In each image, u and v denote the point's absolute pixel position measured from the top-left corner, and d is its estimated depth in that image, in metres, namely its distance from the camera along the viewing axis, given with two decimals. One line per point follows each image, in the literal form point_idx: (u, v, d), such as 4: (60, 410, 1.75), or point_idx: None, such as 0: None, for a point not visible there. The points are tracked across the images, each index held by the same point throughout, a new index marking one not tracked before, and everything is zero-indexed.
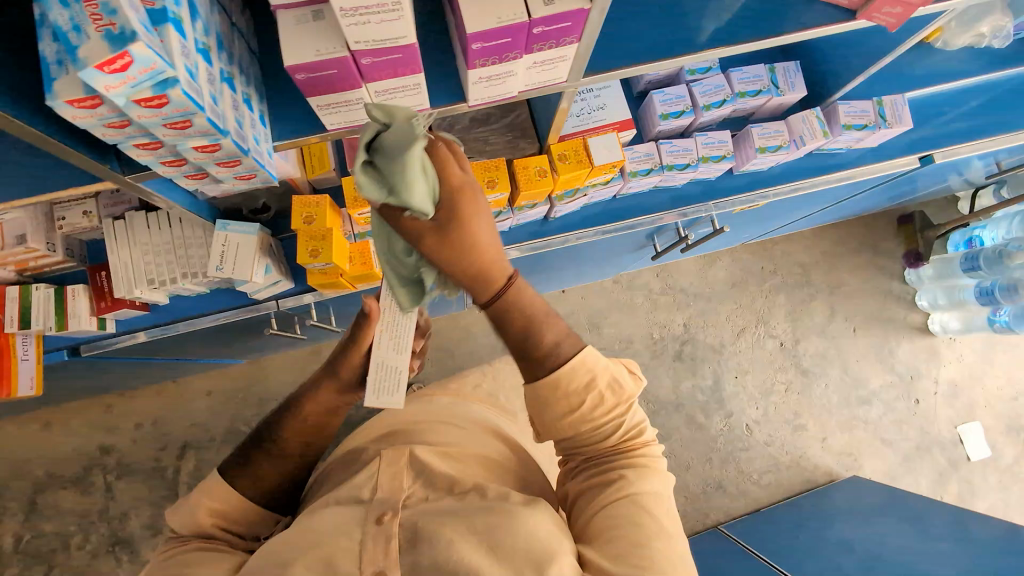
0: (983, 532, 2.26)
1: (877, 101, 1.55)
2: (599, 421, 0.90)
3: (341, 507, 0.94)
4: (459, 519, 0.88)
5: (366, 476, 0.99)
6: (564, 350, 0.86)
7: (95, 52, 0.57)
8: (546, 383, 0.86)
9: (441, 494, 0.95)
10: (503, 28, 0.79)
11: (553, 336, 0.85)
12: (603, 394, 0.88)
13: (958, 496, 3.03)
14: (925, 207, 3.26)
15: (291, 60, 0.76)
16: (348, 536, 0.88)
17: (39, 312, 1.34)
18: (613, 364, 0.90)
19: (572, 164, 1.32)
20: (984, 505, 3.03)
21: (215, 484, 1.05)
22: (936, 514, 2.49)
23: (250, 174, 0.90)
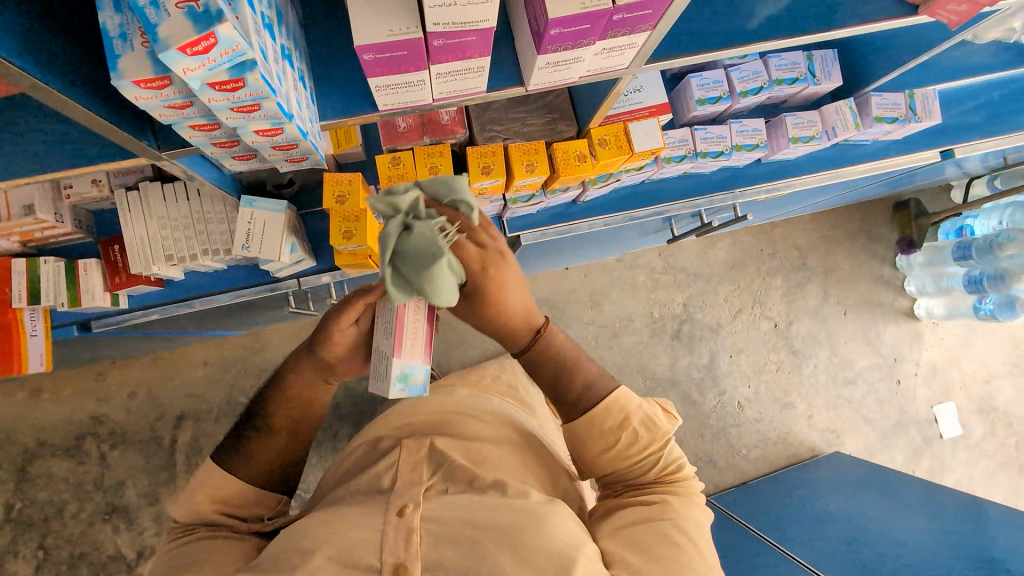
0: (957, 505, 2.40)
1: (909, 93, 1.54)
2: (634, 458, 0.94)
3: (363, 500, 0.91)
4: (480, 513, 0.85)
5: (386, 464, 0.97)
6: (597, 390, 0.95)
7: (179, 31, 0.52)
8: (581, 423, 0.94)
9: (461, 486, 0.91)
10: (585, 15, 0.75)
11: (585, 377, 0.95)
12: (637, 432, 0.93)
13: (929, 472, 3.20)
14: (920, 194, 3.32)
15: (361, 40, 0.71)
16: (369, 526, 0.84)
17: (48, 287, 1.27)
18: (645, 404, 0.97)
19: (611, 150, 1.29)
20: (952, 480, 3.21)
21: (212, 468, 0.98)
22: (913, 488, 2.63)
23: (302, 157, 0.85)
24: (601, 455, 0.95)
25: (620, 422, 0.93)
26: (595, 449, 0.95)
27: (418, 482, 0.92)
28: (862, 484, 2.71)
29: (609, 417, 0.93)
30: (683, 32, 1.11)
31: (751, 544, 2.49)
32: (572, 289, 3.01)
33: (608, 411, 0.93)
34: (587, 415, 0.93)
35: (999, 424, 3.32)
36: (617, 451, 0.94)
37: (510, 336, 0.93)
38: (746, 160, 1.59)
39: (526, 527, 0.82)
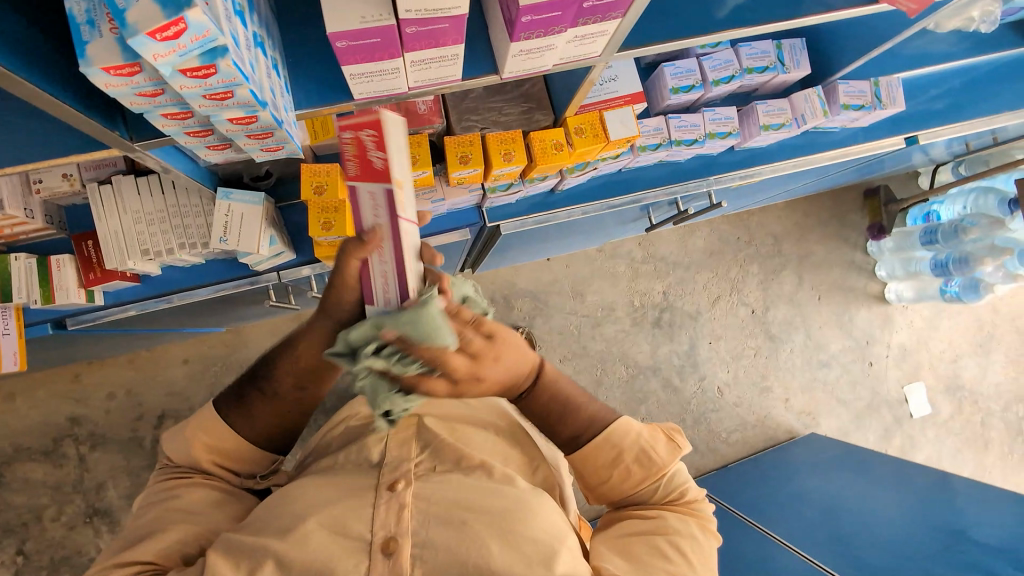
0: (926, 480, 2.49)
1: (874, 81, 1.59)
2: (632, 488, 0.95)
3: (351, 476, 0.91)
4: (471, 496, 0.86)
5: (375, 441, 0.97)
6: (596, 425, 0.95)
7: (147, 17, 0.52)
8: (579, 458, 0.95)
9: (448, 466, 0.92)
10: (555, 2, 0.77)
11: (585, 416, 0.95)
12: (634, 464, 0.94)
13: (900, 450, 3.32)
14: (889, 181, 3.41)
15: (333, 28, 0.72)
16: (359, 502, 0.85)
17: (21, 284, 1.25)
18: (646, 433, 0.96)
19: (588, 138, 1.31)
20: (922, 457, 3.33)
21: (212, 421, 0.97)
22: (885, 465, 2.72)
23: (277, 146, 0.85)
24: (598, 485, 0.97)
25: (615, 454, 0.94)
26: (588, 477, 0.97)
27: (407, 458, 0.93)
28: (837, 463, 2.80)
29: (604, 454, 0.94)
30: (654, 20, 1.13)
31: (732, 525, 2.55)
32: (554, 279, 3.04)
33: (602, 445, 0.94)
34: (581, 452, 0.94)
35: (965, 403, 3.45)
36: (613, 480, 0.95)
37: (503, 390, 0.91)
38: (720, 148, 1.62)
39: (519, 516, 0.84)
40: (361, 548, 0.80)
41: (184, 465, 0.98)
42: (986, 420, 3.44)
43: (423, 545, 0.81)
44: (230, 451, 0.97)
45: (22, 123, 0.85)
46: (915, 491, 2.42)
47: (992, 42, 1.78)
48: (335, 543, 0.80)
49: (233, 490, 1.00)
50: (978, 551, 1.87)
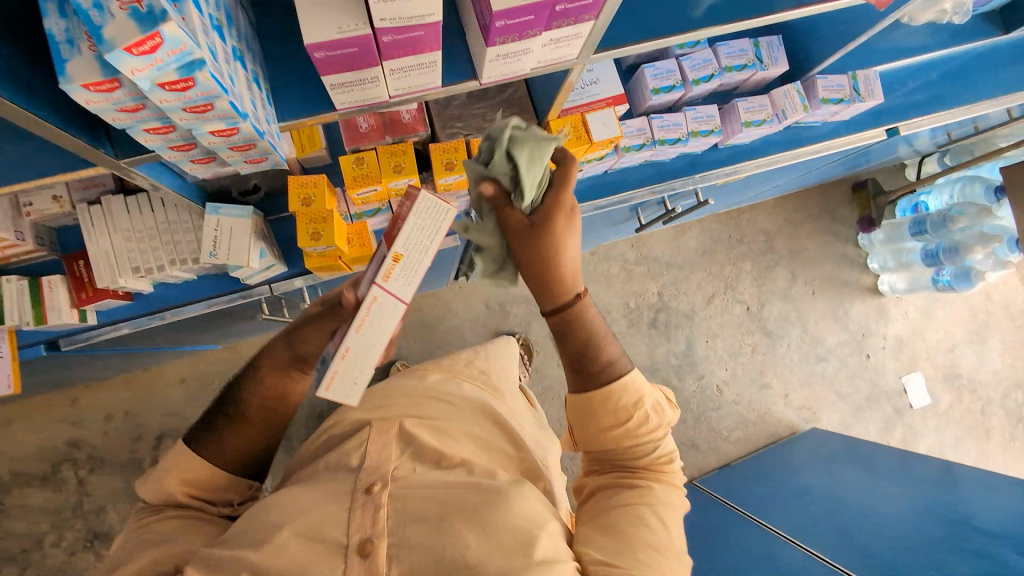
0: (928, 469, 2.49)
1: (852, 75, 1.62)
2: (641, 441, 0.95)
3: (330, 479, 0.92)
4: (447, 491, 0.87)
5: (354, 445, 0.99)
6: (616, 368, 0.94)
7: (123, 33, 0.53)
8: (597, 395, 0.93)
9: (427, 467, 0.94)
10: (527, 6, 0.78)
11: (608, 354, 0.94)
12: (648, 414, 0.95)
13: (902, 441, 3.31)
14: (877, 174, 3.44)
15: (310, 39, 0.73)
16: (336, 505, 0.86)
17: (13, 306, 1.26)
18: (656, 390, 0.98)
19: (571, 141, 1.32)
20: (924, 447, 3.33)
21: (183, 454, 0.99)
22: (886, 456, 2.72)
23: (261, 157, 0.87)
24: (608, 435, 0.95)
25: (635, 399, 0.94)
26: (601, 425, 0.95)
27: (386, 459, 0.94)
28: (838, 457, 2.80)
29: (625, 395, 0.93)
30: (630, 22, 1.16)
31: (736, 523, 2.54)
32: None
33: (625, 387, 0.93)
34: (607, 388, 0.93)
35: (964, 392, 3.45)
36: (622, 431, 0.94)
37: (546, 288, 0.90)
38: (703, 146, 1.65)
39: (494, 505, 0.83)
40: (337, 549, 0.81)
41: (158, 504, 0.97)
42: (986, 407, 3.45)
43: (399, 545, 0.81)
44: (207, 472, 0.99)
45: (7, 144, 0.86)
46: (917, 481, 2.42)
47: (967, 33, 1.81)
48: (311, 547, 0.81)
49: (209, 520, 0.98)
50: (982, 538, 1.87)
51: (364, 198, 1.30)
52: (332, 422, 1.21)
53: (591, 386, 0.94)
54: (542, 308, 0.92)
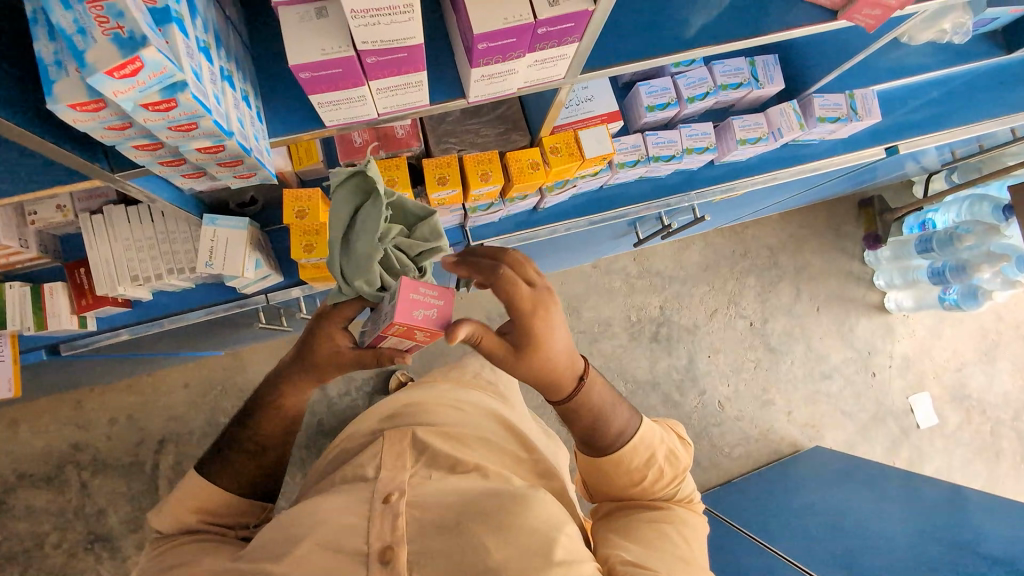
0: (932, 492, 2.44)
1: (849, 94, 1.62)
2: (659, 491, 0.99)
3: (347, 489, 0.93)
4: (465, 499, 0.87)
5: (369, 457, 1.00)
6: (627, 432, 0.98)
7: (105, 57, 0.55)
8: (612, 459, 0.97)
9: (443, 473, 0.94)
10: (509, 29, 0.80)
11: (619, 423, 0.97)
12: (662, 466, 0.99)
13: (908, 462, 3.25)
14: (884, 191, 3.42)
15: (295, 59, 0.75)
16: (354, 514, 0.86)
17: (15, 312, 1.29)
18: (667, 437, 1.02)
19: (563, 157, 1.34)
20: (931, 468, 3.27)
21: (197, 484, 1.02)
22: (890, 477, 2.67)
23: (250, 172, 0.89)
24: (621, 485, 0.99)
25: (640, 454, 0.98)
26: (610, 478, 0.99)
27: (402, 468, 0.95)
28: (841, 477, 2.76)
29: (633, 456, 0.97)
30: (619, 41, 1.17)
31: (735, 542, 2.51)
32: None
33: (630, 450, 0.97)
34: (617, 454, 0.96)
35: (973, 412, 3.39)
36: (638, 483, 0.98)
37: (556, 382, 0.92)
38: (699, 163, 1.65)
39: (511, 509, 0.83)
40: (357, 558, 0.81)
41: (172, 531, 0.99)
42: (996, 429, 3.38)
43: (421, 549, 0.81)
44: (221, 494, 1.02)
45: (7, 156, 0.89)
46: (921, 503, 2.37)
47: (968, 52, 1.80)
48: (331, 559, 0.80)
49: (227, 541, 1.00)
50: (985, 565, 1.82)
51: None
52: (342, 440, 1.23)
53: (606, 452, 0.97)
54: (554, 398, 0.94)
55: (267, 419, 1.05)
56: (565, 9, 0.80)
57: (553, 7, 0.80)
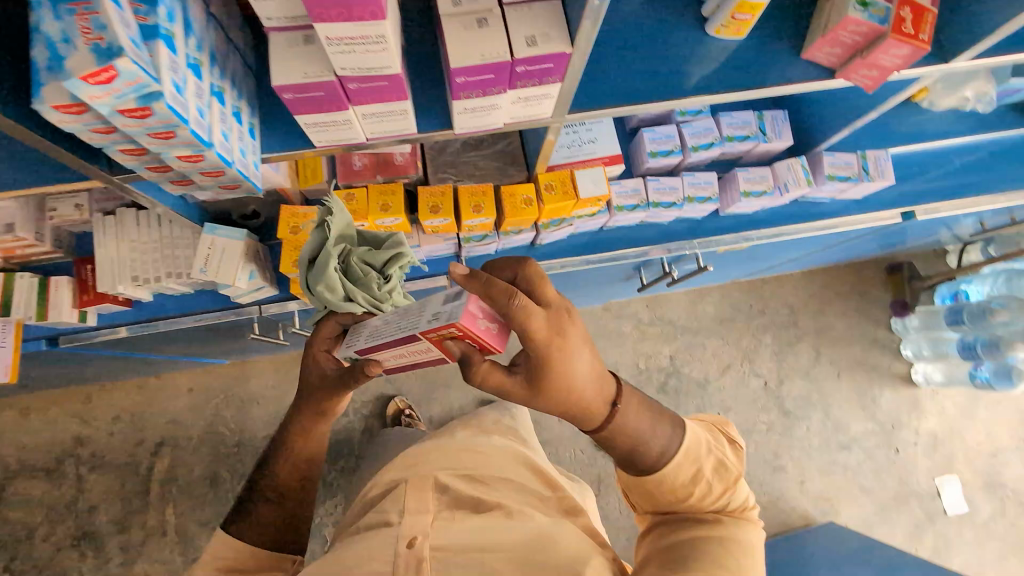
0: None
1: (861, 154, 1.59)
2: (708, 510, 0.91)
3: (369, 534, 0.89)
4: (497, 553, 0.82)
5: (392, 500, 0.95)
6: (668, 450, 0.91)
7: (83, 63, 0.60)
8: (654, 480, 0.90)
9: (465, 514, 0.91)
10: (486, 65, 0.83)
11: (659, 443, 0.90)
12: (711, 482, 0.91)
13: (932, 551, 3.00)
14: (914, 258, 3.30)
15: (278, 81, 0.80)
16: (378, 562, 0.82)
17: (21, 300, 1.36)
18: (713, 445, 0.96)
19: (557, 195, 1.35)
20: (958, 561, 3.00)
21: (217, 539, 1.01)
22: (907, 566, 2.46)
23: (235, 184, 0.93)
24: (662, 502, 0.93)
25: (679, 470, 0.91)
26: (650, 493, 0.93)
27: (425, 510, 0.91)
28: (854, 558, 2.56)
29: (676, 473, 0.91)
30: None
31: None
32: None
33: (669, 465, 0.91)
34: (660, 473, 0.90)
35: (1008, 503, 3.12)
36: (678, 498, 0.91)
37: (586, 411, 0.87)
38: (702, 212, 1.64)
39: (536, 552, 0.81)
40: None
41: None
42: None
43: None
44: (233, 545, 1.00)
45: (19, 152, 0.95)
46: None
47: (993, 120, 1.76)
48: None
49: None
50: None
51: None
52: None
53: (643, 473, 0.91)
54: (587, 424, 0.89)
55: (283, 463, 1.07)
56: (542, 50, 0.82)
57: (531, 48, 0.83)
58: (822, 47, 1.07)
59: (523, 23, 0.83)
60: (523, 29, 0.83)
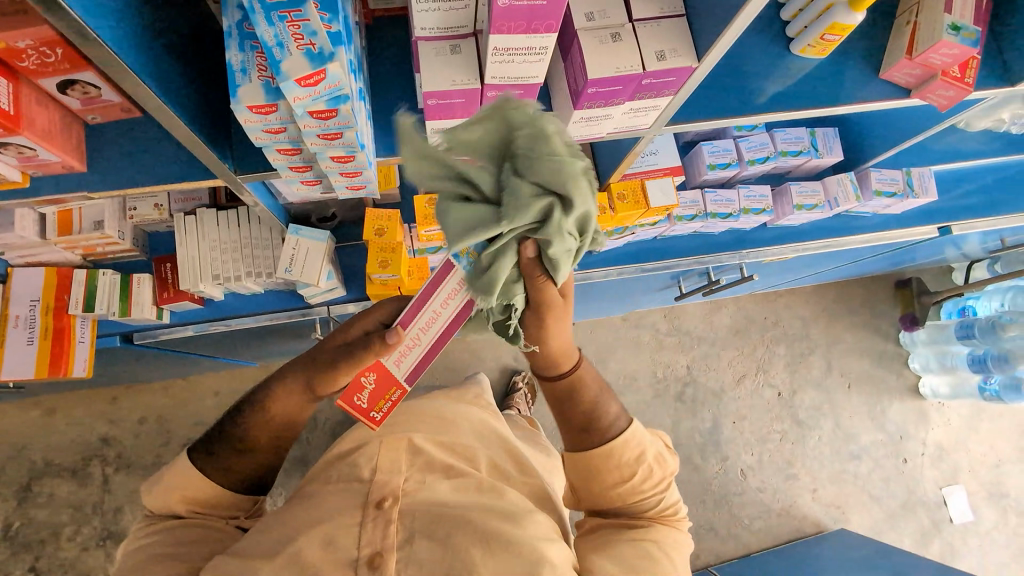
0: None
1: (906, 171, 1.67)
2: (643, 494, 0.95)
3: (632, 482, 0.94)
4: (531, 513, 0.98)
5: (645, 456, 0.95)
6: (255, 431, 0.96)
7: (297, 67, 0.64)
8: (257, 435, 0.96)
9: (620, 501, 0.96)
10: (619, 77, 0.87)
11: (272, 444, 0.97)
12: (651, 467, 0.95)
13: (939, 556, 3.03)
14: (921, 274, 3.32)
15: (430, 85, 0.83)
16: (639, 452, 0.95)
17: (104, 297, 1.42)
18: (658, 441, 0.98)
19: (629, 204, 1.42)
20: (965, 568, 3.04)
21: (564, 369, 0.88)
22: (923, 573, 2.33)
23: (361, 185, 0.99)
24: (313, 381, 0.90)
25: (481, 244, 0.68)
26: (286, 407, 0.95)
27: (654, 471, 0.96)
28: (872, 562, 2.47)
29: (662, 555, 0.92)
30: (707, 97, 1.16)
31: None
32: (577, 344, 3.02)
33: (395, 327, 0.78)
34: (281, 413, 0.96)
35: (1010, 512, 3.17)
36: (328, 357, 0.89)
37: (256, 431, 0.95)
38: (753, 223, 1.72)
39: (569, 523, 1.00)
40: (348, 563, 0.86)
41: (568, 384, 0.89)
42: None
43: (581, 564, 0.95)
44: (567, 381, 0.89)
45: (168, 159, 1.02)
46: None
47: None
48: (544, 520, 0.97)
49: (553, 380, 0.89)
50: None
51: (430, 236, 1.39)
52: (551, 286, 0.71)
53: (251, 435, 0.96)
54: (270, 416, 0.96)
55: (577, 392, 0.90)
56: (671, 64, 0.87)
57: (660, 62, 0.87)
58: (906, 65, 1.13)
59: (653, 39, 0.88)
60: (653, 45, 0.88)
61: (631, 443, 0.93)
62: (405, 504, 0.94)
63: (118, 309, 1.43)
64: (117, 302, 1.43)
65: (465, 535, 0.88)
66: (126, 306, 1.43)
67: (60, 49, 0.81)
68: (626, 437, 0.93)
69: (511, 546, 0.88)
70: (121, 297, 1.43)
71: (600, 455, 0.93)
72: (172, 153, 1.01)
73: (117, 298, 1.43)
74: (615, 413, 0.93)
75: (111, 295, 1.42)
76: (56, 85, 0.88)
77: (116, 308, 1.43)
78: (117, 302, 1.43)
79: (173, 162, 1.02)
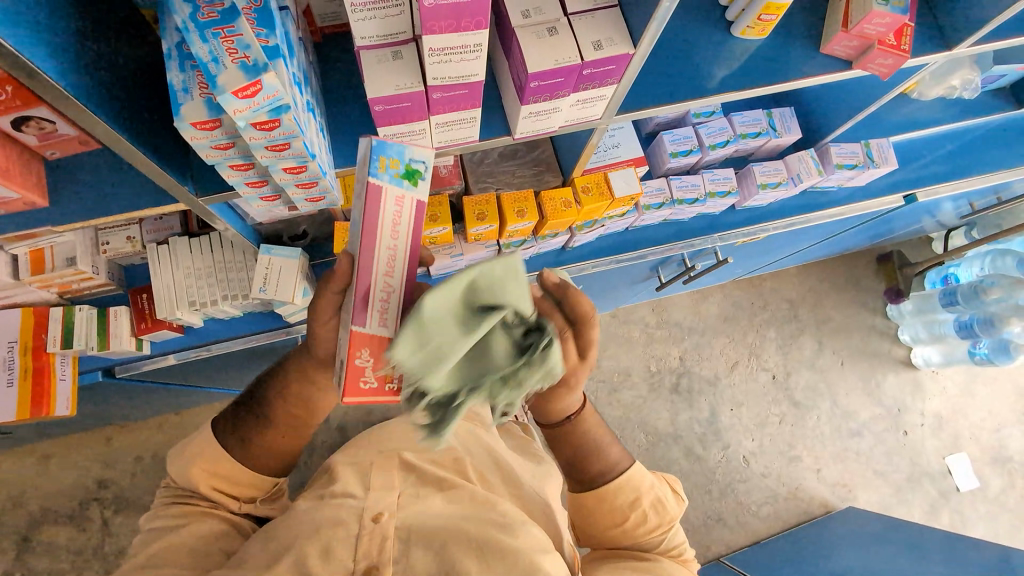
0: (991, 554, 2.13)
1: (865, 143, 1.70)
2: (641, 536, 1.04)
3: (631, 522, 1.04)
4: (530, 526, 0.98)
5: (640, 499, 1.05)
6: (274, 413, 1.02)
7: (232, 80, 0.66)
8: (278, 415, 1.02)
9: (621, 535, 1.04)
10: (559, 69, 0.89)
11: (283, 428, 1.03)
12: (647, 512, 1.04)
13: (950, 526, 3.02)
14: (901, 246, 3.35)
15: (374, 91, 0.85)
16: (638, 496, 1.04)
17: (81, 333, 1.42)
18: (659, 487, 1.07)
19: (593, 197, 1.44)
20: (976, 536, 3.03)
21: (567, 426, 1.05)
22: (933, 543, 2.33)
23: (320, 196, 1.01)
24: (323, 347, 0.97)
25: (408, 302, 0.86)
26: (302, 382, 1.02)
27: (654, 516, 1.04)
28: (881, 536, 2.46)
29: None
30: (654, 85, 1.19)
31: None
32: None
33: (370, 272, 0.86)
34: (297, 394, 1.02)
35: (1016, 476, 3.18)
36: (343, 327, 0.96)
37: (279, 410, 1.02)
38: (721, 207, 1.74)
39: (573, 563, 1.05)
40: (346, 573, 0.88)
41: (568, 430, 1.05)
42: None
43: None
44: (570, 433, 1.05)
45: (131, 188, 1.03)
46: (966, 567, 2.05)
47: (983, 106, 1.82)
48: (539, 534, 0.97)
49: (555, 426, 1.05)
50: None
51: None
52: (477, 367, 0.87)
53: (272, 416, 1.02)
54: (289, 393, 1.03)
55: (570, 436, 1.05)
56: (609, 52, 0.89)
57: (598, 51, 0.90)
58: (843, 38, 1.16)
59: (590, 30, 0.91)
60: (590, 35, 0.91)
61: (627, 487, 1.04)
62: (401, 519, 0.95)
63: (98, 343, 1.43)
64: (95, 337, 1.43)
65: (461, 546, 0.89)
66: (104, 340, 1.43)
67: (10, 86, 0.85)
68: (622, 481, 1.05)
69: (506, 556, 0.88)
70: (99, 331, 1.44)
71: (601, 497, 1.04)
72: (135, 181, 1.03)
73: (94, 333, 1.43)
74: (615, 458, 1.07)
75: (89, 330, 1.43)
76: (8, 124, 0.91)
77: (94, 342, 1.43)
78: (95, 337, 1.43)
79: (136, 190, 1.03)
